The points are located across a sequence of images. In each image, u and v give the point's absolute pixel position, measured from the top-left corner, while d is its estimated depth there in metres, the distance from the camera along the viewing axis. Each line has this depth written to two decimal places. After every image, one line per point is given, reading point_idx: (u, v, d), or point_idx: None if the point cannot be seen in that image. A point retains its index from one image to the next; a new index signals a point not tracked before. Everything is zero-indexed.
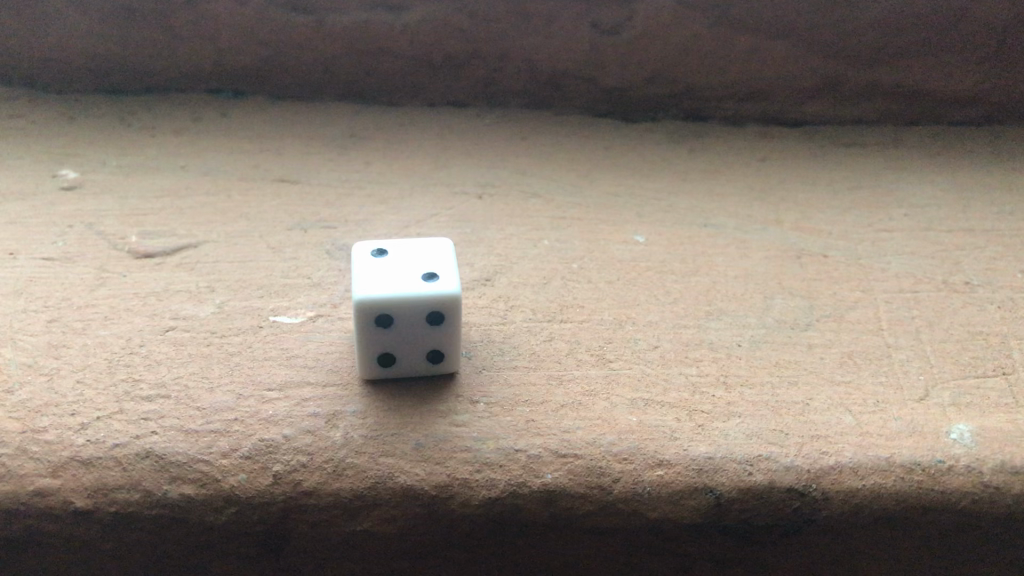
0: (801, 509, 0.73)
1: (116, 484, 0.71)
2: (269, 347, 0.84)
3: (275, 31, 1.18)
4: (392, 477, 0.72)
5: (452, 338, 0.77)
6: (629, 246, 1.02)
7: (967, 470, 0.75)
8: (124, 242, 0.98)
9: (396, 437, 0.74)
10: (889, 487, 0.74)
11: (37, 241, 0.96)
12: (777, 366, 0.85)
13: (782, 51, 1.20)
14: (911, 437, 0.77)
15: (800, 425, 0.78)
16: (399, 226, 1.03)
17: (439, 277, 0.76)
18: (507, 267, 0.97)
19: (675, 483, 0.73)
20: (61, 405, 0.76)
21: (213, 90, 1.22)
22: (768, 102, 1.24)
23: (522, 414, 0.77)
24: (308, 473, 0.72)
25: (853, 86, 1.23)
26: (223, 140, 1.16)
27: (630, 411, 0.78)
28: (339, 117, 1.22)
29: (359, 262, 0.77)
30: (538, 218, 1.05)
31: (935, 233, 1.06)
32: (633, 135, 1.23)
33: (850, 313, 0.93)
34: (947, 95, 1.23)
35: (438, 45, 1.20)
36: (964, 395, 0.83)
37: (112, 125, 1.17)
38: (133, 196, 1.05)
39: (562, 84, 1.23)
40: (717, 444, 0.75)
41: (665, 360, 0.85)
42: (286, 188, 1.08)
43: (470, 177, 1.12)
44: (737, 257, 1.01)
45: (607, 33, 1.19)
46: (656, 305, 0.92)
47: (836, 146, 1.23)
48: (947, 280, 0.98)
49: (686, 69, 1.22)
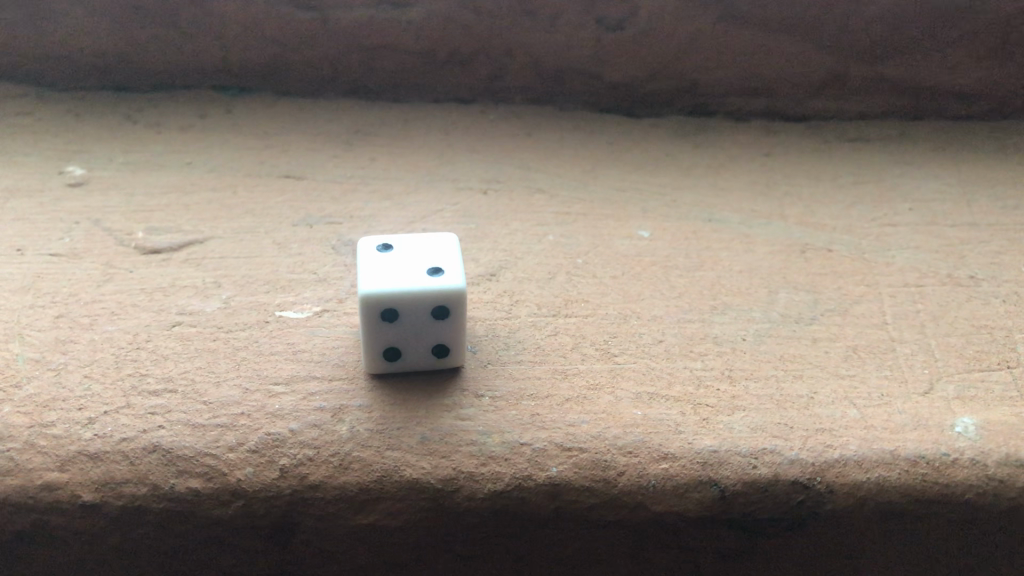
0: (806, 502, 0.74)
1: (124, 478, 0.72)
2: (275, 341, 0.85)
3: (281, 26, 1.18)
4: (397, 471, 0.73)
5: (456, 332, 0.78)
6: (633, 240, 1.02)
7: (972, 463, 0.75)
8: (130, 237, 0.99)
9: (401, 431, 0.75)
10: (892, 481, 0.74)
11: (44, 237, 0.98)
12: (781, 359, 0.85)
13: (789, 41, 1.19)
14: (915, 430, 0.77)
15: (804, 418, 0.78)
16: (404, 222, 1.04)
17: (444, 272, 0.76)
18: (512, 262, 0.97)
19: (679, 476, 0.73)
20: (69, 399, 0.77)
21: (218, 86, 1.23)
22: (775, 92, 1.23)
23: (527, 408, 0.78)
24: (315, 467, 0.73)
25: (861, 77, 1.22)
26: (229, 136, 1.16)
27: (635, 404, 0.79)
28: (345, 112, 1.22)
29: (365, 257, 0.78)
30: (542, 213, 1.06)
31: (942, 225, 1.06)
32: (639, 128, 1.23)
33: (855, 307, 0.93)
34: (957, 85, 1.22)
35: (443, 39, 1.20)
36: (969, 388, 0.83)
37: (118, 122, 1.18)
38: (139, 193, 1.06)
39: (568, 77, 1.23)
40: (721, 437, 0.76)
41: (669, 354, 0.85)
42: (291, 184, 1.09)
43: (475, 172, 1.13)
44: (742, 251, 1.01)
45: (612, 25, 1.19)
46: (660, 300, 0.92)
47: (844, 138, 1.22)
48: (952, 273, 0.98)
49: (693, 61, 1.21)
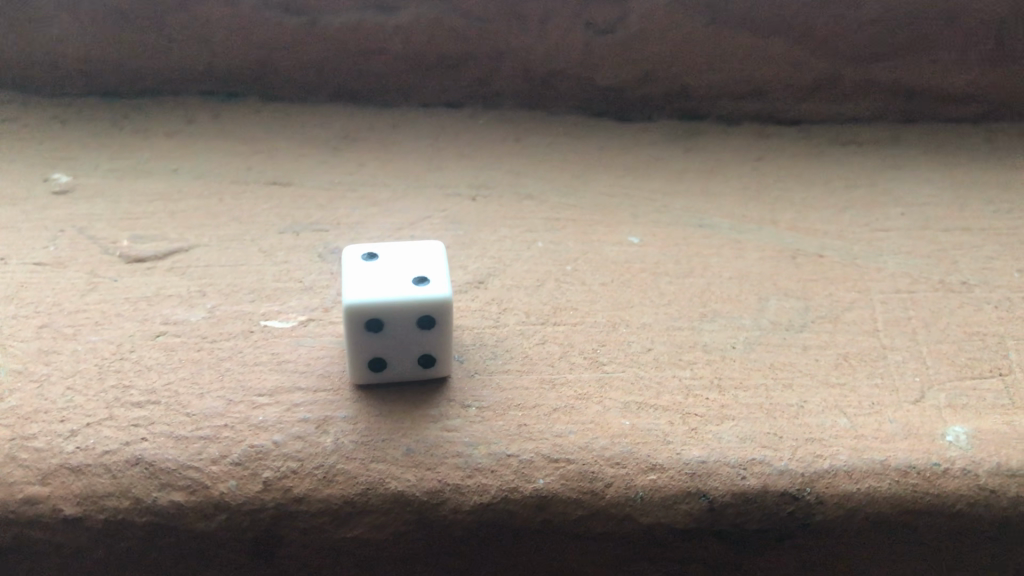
0: (796, 513, 0.73)
1: (106, 491, 0.71)
2: (260, 351, 0.84)
3: (268, 30, 1.17)
4: (382, 483, 0.72)
5: (442, 342, 0.77)
6: (623, 247, 1.01)
7: (963, 473, 0.74)
8: (115, 246, 0.98)
9: (387, 442, 0.74)
10: (883, 491, 0.73)
11: (28, 246, 0.97)
12: (771, 367, 0.84)
13: (781, 44, 1.18)
14: (906, 440, 0.77)
15: (794, 428, 0.77)
16: (391, 229, 1.03)
17: (430, 281, 0.75)
18: (500, 269, 0.96)
19: (667, 487, 0.72)
20: (50, 411, 0.76)
21: (206, 91, 1.22)
22: (766, 95, 1.22)
23: (514, 418, 0.77)
24: (299, 479, 0.72)
25: (853, 80, 1.21)
26: (216, 142, 1.15)
27: (623, 415, 0.78)
28: (333, 117, 1.21)
29: (349, 266, 0.77)
30: (531, 218, 1.05)
31: (935, 230, 1.05)
32: (630, 132, 1.22)
33: (846, 313, 0.92)
34: (950, 88, 1.21)
35: (432, 43, 1.19)
36: (960, 396, 0.82)
37: (104, 128, 1.17)
38: (125, 200, 1.05)
39: (558, 81, 1.22)
40: (710, 447, 0.75)
41: (658, 362, 0.84)
42: (278, 191, 1.08)
43: (464, 178, 1.12)
44: (732, 257, 1.00)
45: (602, 28, 1.18)
46: (650, 307, 0.91)
47: (837, 141, 1.21)
48: (944, 279, 0.97)
49: (684, 65, 1.20)
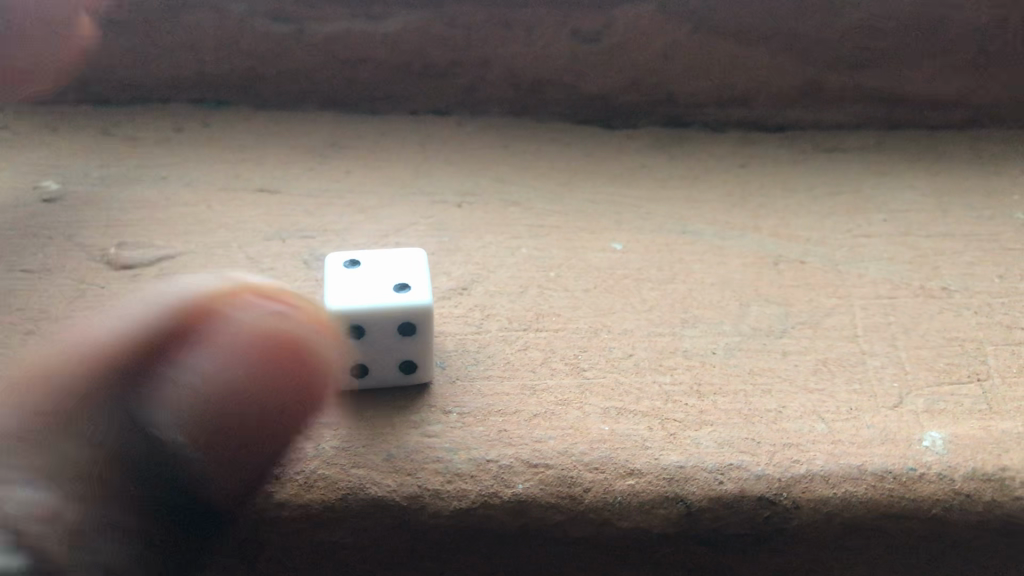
0: (773, 517, 0.74)
1: None
2: None
3: (257, 40, 1.19)
4: (362, 488, 0.72)
5: (423, 348, 0.78)
6: (607, 253, 1.02)
7: (939, 478, 0.75)
8: (103, 253, 0.99)
9: (367, 448, 0.75)
10: (860, 496, 0.74)
11: (18, 254, 0.98)
12: (751, 374, 0.85)
13: (764, 52, 1.19)
14: (883, 445, 0.77)
15: (772, 433, 0.78)
16: (377, 235, 1.04)
17: (411, 288, 0.77)
18: (485, 276, 0.97)
19: (645, 492, 0.73)
20: None
21: (196, 99, 1.23)
22: (752, 103, 1.23)
23: (494, 424, 0.78)
24: (280, 484, 0.73)
25: (837, 87, 1.22)
26: (205, 150, 1.16)
27: (602, 420, 0.79)
28: (321, 125, 1.22)
29: (332, 273, 0.79)
30: (516, 225, 1.06)
31: (917, 235, 1.06)
32: (616, 137, 1.23)
33: (827, 319, 0.92)
34: (933, 95, 1.22)
35: (419, 52, 1.20)
36: (938, 401, 0.83)
37: (94, 136, 1.18)
38: (114, 207, 1.06)
39: (545, 88, 1.23)
40: (688, 452, 0.75)
41: (638, 368, 0.85)
42: (265, 198, 1.09)
43: (451, 185, 1.12)
44: (714, 264, 1.00)
45: (588, 37, 1.19)
46: (632, 314, 0.92)
47: (822, 147, 1.22)
48: (924, 285, 0.98)
49: (670, 73, 1.21)
